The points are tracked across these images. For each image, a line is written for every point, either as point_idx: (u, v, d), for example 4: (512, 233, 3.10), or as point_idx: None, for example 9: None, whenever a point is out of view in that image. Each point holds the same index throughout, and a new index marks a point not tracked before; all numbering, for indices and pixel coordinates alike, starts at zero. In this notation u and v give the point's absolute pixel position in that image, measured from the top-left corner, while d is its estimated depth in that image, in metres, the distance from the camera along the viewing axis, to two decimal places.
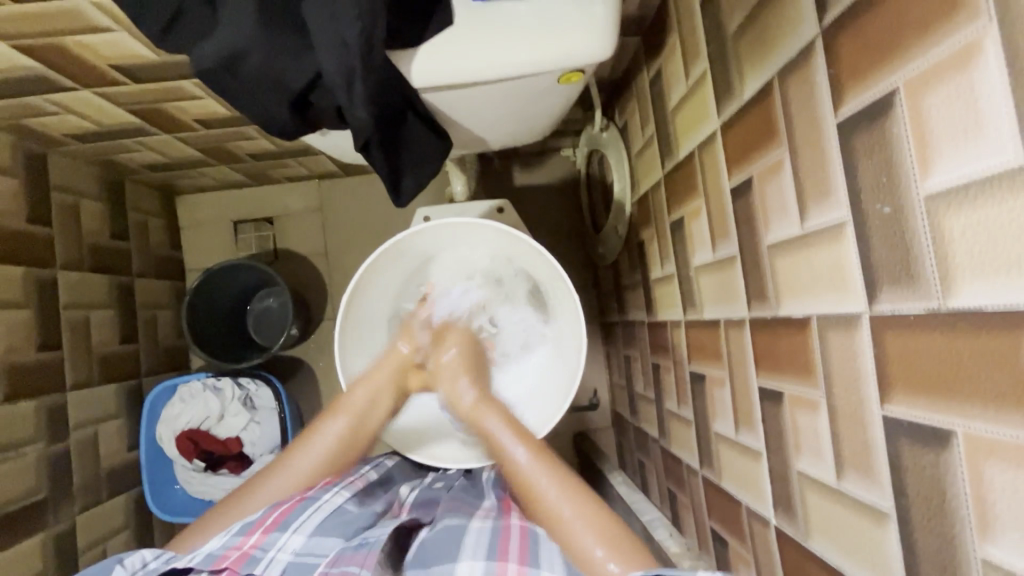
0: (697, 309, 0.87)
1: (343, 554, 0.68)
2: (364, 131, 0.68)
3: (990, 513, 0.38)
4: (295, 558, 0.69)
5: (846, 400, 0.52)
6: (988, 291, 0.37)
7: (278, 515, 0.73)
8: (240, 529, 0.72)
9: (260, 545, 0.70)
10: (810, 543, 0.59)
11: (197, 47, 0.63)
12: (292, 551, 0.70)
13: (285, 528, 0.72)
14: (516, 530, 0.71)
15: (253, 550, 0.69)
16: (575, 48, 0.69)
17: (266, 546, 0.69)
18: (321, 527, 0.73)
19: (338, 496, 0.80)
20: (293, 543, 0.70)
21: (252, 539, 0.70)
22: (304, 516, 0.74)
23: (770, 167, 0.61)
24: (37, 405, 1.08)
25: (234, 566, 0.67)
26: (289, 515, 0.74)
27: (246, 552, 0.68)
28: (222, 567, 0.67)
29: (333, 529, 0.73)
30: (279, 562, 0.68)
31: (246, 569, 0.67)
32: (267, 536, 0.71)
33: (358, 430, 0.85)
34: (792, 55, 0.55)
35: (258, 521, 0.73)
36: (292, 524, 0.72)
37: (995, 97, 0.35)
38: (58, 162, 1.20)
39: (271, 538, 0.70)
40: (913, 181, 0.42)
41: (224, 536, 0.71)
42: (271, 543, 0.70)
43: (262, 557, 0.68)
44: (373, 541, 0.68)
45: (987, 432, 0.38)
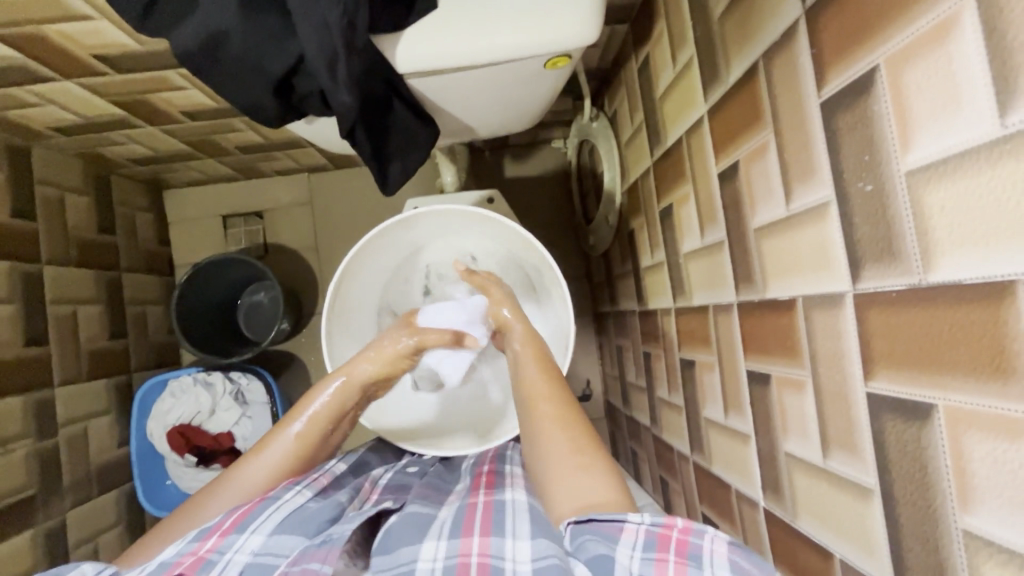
0: (686, 295, 0.87)
1: (305, 552, 0.65)
2: (348, 117, 0.68)
3: (970, 484, 0.39)
4: (253, 559, 0.66)
5: (831, 379, 0.52)
6: (967, 265, 0.37)
7: (236, 518, 0.70)
8: (196, 534, 0.69)
9: (216, 548, 0.66)
10: (797, 522, 0.60)
11: (179, 32, 0.62)
12: (251, 552, 0.66)
13: (243, 530, 0.68)
14: (481, 506, 0.70)
15: (208, 554, 0.65)
16: (561, 33, 0.69)
17: (223, 549, 0.66)
18: (282, 526, 0.70)
19: (301, 495, 0.76)
20: (251, 544, 0.67)
21: (207, 543, 0.67)
22: (263, 516, 0.70)
23: (756, 150, 0.61)
24: (25, 401, 1.07)
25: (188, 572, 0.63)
26: (247, 516, 0.70)
27: (200, 557, 0.65)
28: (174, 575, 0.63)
29: (294, 526, 0.70)
30: (236, 564, 0.65)
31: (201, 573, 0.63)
32: (223, 540, 0.67)
33: (324, 432, 0.82)
34: (776, 36, 0.55)
35: (215, 525, 0.70)
36: (250, 525, 0.69)
37: (973, 69, 0.35)
38: (41, 155, 1.19)
39: (228, 541, 0.67)
40: (895, 158, 0.42)
41: (179, 544, 0.67)
42: (228, 546, 0.66)
43: (218, 560, 0.65)
44: (336, 537, 0.67)
45: (967, 404, 0.38)
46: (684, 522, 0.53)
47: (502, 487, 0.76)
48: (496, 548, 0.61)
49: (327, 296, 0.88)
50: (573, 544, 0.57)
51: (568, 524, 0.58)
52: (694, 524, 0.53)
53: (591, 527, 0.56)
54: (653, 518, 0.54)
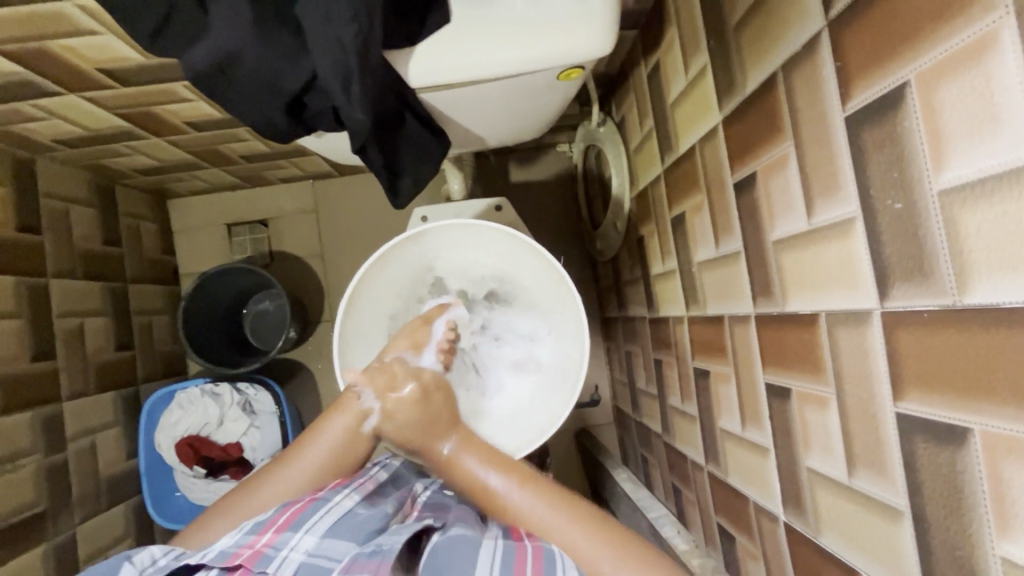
0: (701, 305, 0.86)
1: (355, 560, 0.60)
2: (361, 133, 0.67)
3: (1010, 512, 0.38)
4: (308, 559, 0.62)
5: (858, 397, 0.51)
6: (1006, 288, 0.36)
7: (290, 514, 0.67)
8: (250, 528, 0.66)
9: (272, 544, 0.63)
10: (821, 540, 0.59)
11: (189, 51, 0.62)
12: (305, 551, 0.63)
13: (297, 528, 0.65)
14: (530, 549, 0.62)
15: (265, 549, 0.62)
16: (575, 44, 0.68)
17: (278, 546, 0.63)
18: (334, 530, 0.66)
19: (348, 498, 0.72)
20: (306, 543, 0.64)
21: (264, 538, 0.64)
22: (317, 516, 0.67)
23: (775, 162, 0.60)
24: (33, 416, 1.06)
25: (246, 565, 0.61)
26: (302, 513, 0.67)
27: (258, 550, 0.62)
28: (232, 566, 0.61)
29: (345, 531, 0.66)
30: (291, 562, 0.61)
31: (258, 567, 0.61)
32: (279, 536, 0.64)
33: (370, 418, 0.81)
34: (796, 48, 0.54)
35: (270, 519, 0.66)
36: (305, 523, 0.66)
37: (1013, 90, 0.34)
38: (46, 167, 1.18)
39: (283, 538, 0.64)
40: (927, 176, 0.41)
41: (235, 534, 0.65)
42: (283, 543, 0.63)
43: (274, 556, 0.62)
44: (387, 548, 0.61)
45: (1005, 430, 0.37)
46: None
47: (551, 522, 0.70)
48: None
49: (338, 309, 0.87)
50: None
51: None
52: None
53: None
54: None
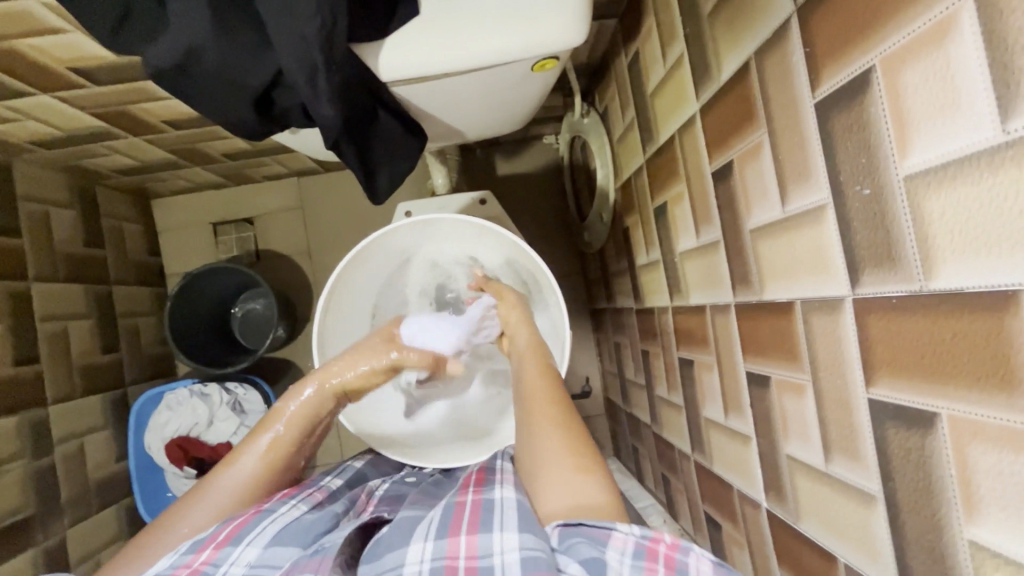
0: (683, 294, 0.86)
1: (297, 562, 0.61)
2: (333, 130, 0.66)
3: (975, 495, 0.38)
4: (249, 571, 0.62)
5: (832, 385, 0.51)
6: (969, 273, 0.36)
7: (231, 529, 0.66)
8: (188, 547, 0.64)
9: (211, 561, 0.62)
10: (801, 525, 0.60)
11: (152, 49, 0.61)
12: (246, 564, 0.62)
13: (239, 542, 0.64)
14: (468, 505, 0.64)
15: (204, 567, 0.61)
16: (548, 35, 0.67)
17: (218, 561, 0.62)
18: (278, 538, 0.66)
19: (296, 508, 0.72)
20: (247, 556, 0.63)
21: (202, 555, 0.62)
22: (258, 528, 0.66)
23: (751, 149, 0.60)
24: (18, 420, 1.06)
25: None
26: (242, 528, 0.66)
27: (195, 570, 0.61)
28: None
29: (290, 538, 0.66)
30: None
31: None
32: (218, 553, 0.63)
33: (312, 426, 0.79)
34: (767, 35, 0.54)
35: (210, 537, 0.65)
36: (245, 537, 0.65)
37: (972, 74, 0.34)
38: (24, 170, 1.16)
39: (223, 554, 0.63)
40: (892, 162, 0.41)
41: (171, 557, 0.63)
42: (223, 559, 0.62)
43: (213, 574, 0.61)
44: (329, 546, 0.62)
45: (970, 414, 0.37)
46: (668, 539, 0.53)
47: (491, 484, 0.71)
48: (485, 549, 0.56)
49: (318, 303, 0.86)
50: (562, 545, 0.55)
51: (556, 527, 0.57)
52: (681, 540, 0.53)
53: (580, 530, 0.55)
54: (642, 529, 0.54)
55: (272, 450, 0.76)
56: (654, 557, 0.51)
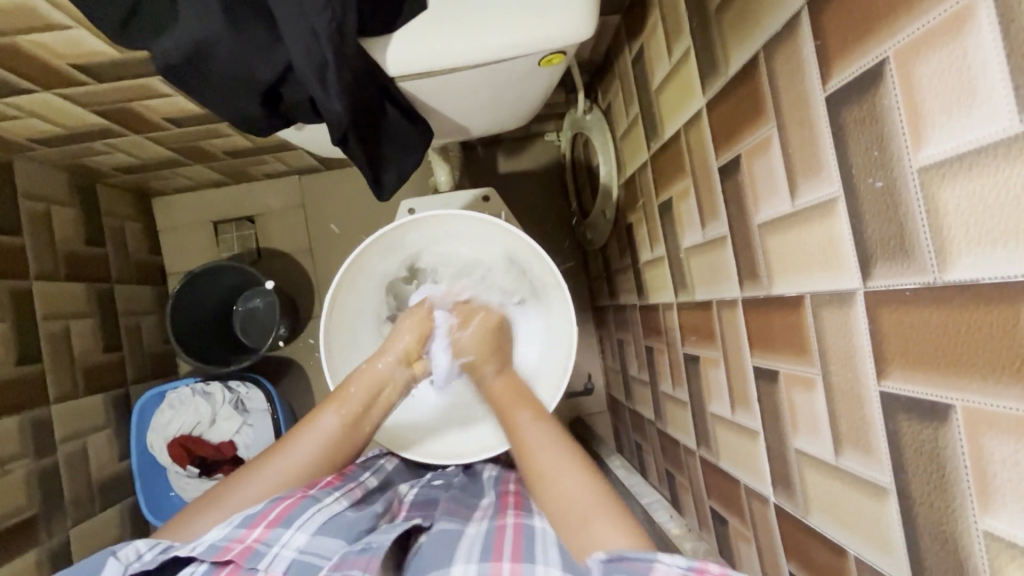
0: (689, 290, 0.86)
1: (345, 557, 0.63)
2: (341, 125, 0.66)
3: (991, 486, 0.38)
4: (299, 555, 0.65)
5: (843, 378, 0.51)
6: (985, 264, 0.36)
7: (281, 510, 0.70)
8: (242, 521, 0.68)
9: (263, 539, 0.66)
10: (810, 519, 0.60)
11: (160, 45, 0.60)
12: (297, 548, 0.66)
13: (289, 525, 0.68)
14: (510, 531, 0.68)
15: (256, 545, 0.65)
16: (555, 30, 0.67)
17: (270, 541, 0.66)
18: (324, 527, 0.69)
19: (338, 502, 0.74)
20: (296, 540, 0.66)
21: (254, 533, 0.66)
22: (308, 514, 0.70)
23: (759, 144, 0.60)
24: (21, 420, 1.05)
25: (239, 560, 0.64)
26: (292, 511, 0.70)
27: (249, 545, 0.65)
28: (224, 561, 0.64)
29: (337, 529, 0.69)
30: (282, 559, 0.64)
31: (250, 562, 0.63)
32: (269, 532, 0.67)
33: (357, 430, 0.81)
34: (776, 29, 0.54)
35: (261, 514, 0.69)
36: (296, 521, 0.68)
37: (989, 64, 0.34)
38: (25, 168, 1.16)
39: (275, 534, 0.67)
40: (906, 154, 0.41)
41: (225, 528, 0.68)
42: (275, 539, 0.66)
43: (265, 552, 0.65)
44: (376, 546, 0.64)
45: (986, 406, 0.38)
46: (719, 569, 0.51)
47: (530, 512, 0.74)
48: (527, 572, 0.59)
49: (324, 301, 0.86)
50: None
51: (600, 561, 0.54)
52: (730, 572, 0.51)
53: (623, 564, 0.53)
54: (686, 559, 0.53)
55: (327, 434, 0.79)
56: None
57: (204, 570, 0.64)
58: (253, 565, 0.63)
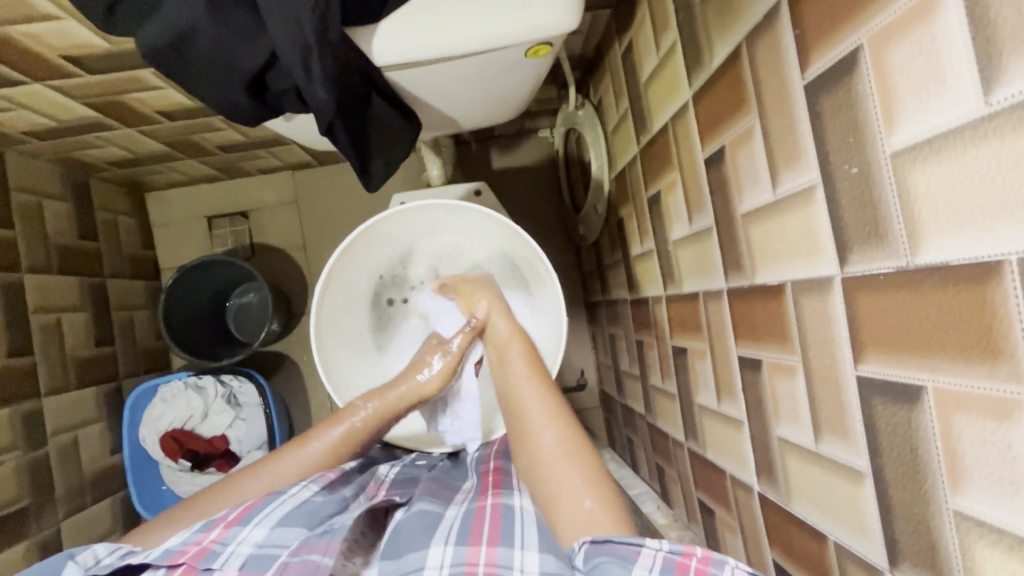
0: (677, 283, 0.86)
1: (305, 542, 0.64)
2: (327, 113, 0.67)
3: (961, 465, 0.39)
4: (257, 549, 0.65)
5: (822, 364, 0.52)
6: (954, 245, 0.37)
7: (240, 510, 0.70)
8: (200, 525, 0.68)
9: (221, 539, 0.66)
10: (792, 506, 0.60)
11: (147, 33, 0.61)
12: (254, 543, 0.66)
13: (247, 522, 0.68)
14: (488, 514, 0.69)
15: (213, 545, 0.65)
16: (542, 21, 0.68)
17: (226, 541, 0.66)
18: (285, 518, 0.69)
19: (307, 489, 0.74)
20: (255, 536, 0.66)
21: (212, 534, 0.67)
22: (267, 509, 0.70)
23: (742, 134, 0.60)
24: (11, 412, 1.05)
25: (193, 561, 0.63)
26: (252, 509, 0.70)
27: (205, 547, 0.65)
28: (177, 564, 0.63)
29: (297, 519, 0.69)
30: (239, 556, 0.64)
31: (205, 563, 0.63)
32: (227, 531, 0.67)
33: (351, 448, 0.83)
34: (757, 19, 0.55)
35: (220, 516, 0.69)
36: (254, 518, 0.69)
37: (955, 48, 0.35)
38: (16, 162, 1.16)
39: (231, 533, 0.67)
40: (880, 139, 0.42)
41: (185, 532, 0.68)
42: (232, 538, 0.66)
43: (221, 551, 0.65)
44: (338, 527, 0.67)
45: (955, 386, 0.38)
46: (703, 552, 0.53)
47: (509, 489, 0.76)
48: (503, 563, 0.61)
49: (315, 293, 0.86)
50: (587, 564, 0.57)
51: (584, 544, 0.58)
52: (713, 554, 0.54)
53: (607, 547, 0.57)
54: (672, 544, 0.55)
55: (329, 447, 0.81)
56: (687, 572, 0.53)
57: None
58: (206, 567, 0.63)
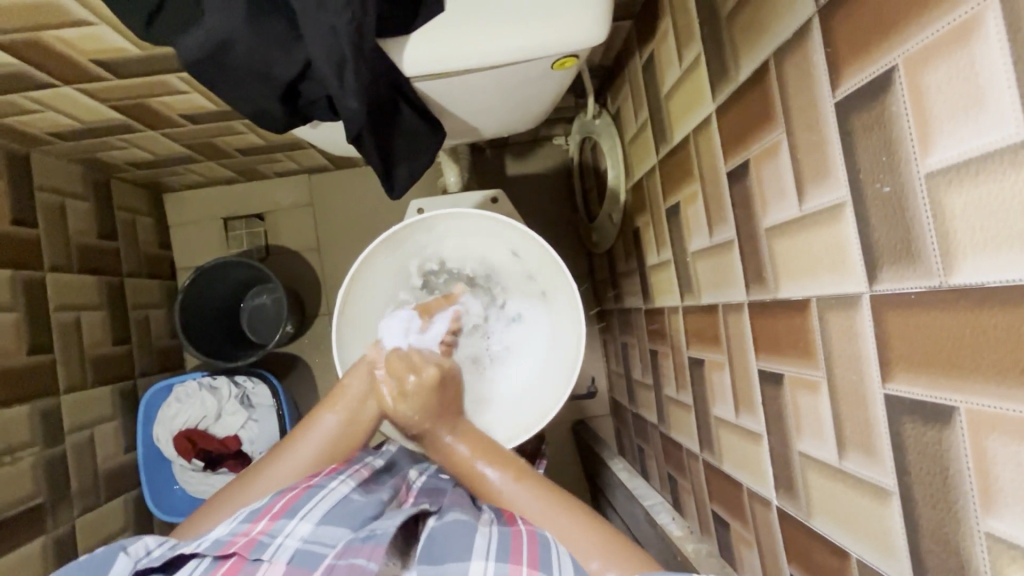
0: (695, 294, 0.87)
1: (350, 545, 0.64)
2: (356, 122, 0.67)
3: (993, 487, 0.39)
4: (303, 545, 0.65)
5: (847, 380, 0.52)
6: (990, 267, 0.37)
7: (286, 501, 0.70)
8: (246, 515, 0.69)
9: (267, 531, 0.66)
10: (812, 523, 0.60)
11: (183, 40, 0.62)
12: (300, 538, 0.66)
13: (293, 515, 0.68)
14: (526, 537, 0.66)
15: (260, 536, 0.66)
16: (568, 34, 0.69)
17: (273, 533, 0.66)
18: (329, 516, 0.70)
19: (345, 484, 0.76)
20: (301, 530, 0.67)
21: (259, 525, 0.67)
22: (312, 503, 0.71)
23: (768, 149, 0.61)
24: (31, 409, 1.07)
25: (242, 552, 0.64)
26: (297, 500, 0.71)
27: (253, 538, 0.65)
28: (228, 553, 0.64)
29: (340, 518, 0.70)
30: (287, 549, 0.65)
31: (254, 553, 0.64)
32: (274, 523, 0.67)
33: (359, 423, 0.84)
34: (786, 36, 0.55)
35: (266, 507, 0.70)
36: (300, 511, 0.69)
37: (996, 73, 0.35)
38: (41, 161, 1.18)
39: (278, 526, 0.67)
40: (913, 159, 0.42)
41: (231, 523, 0.68)
42: (278, 531, 0.67)
43: (270, 543, 0.65)
44: (380, 533, 0.66)
45: (989, 408, 0.38)
46: None
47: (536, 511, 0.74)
48: None
49: (334, 315, 0.90)
50: None
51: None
52: None
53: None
54: None
55: (329, 433, 0.83)
56: None
57: (207, 564, 0.64)
58: (256, 557, 0.63)
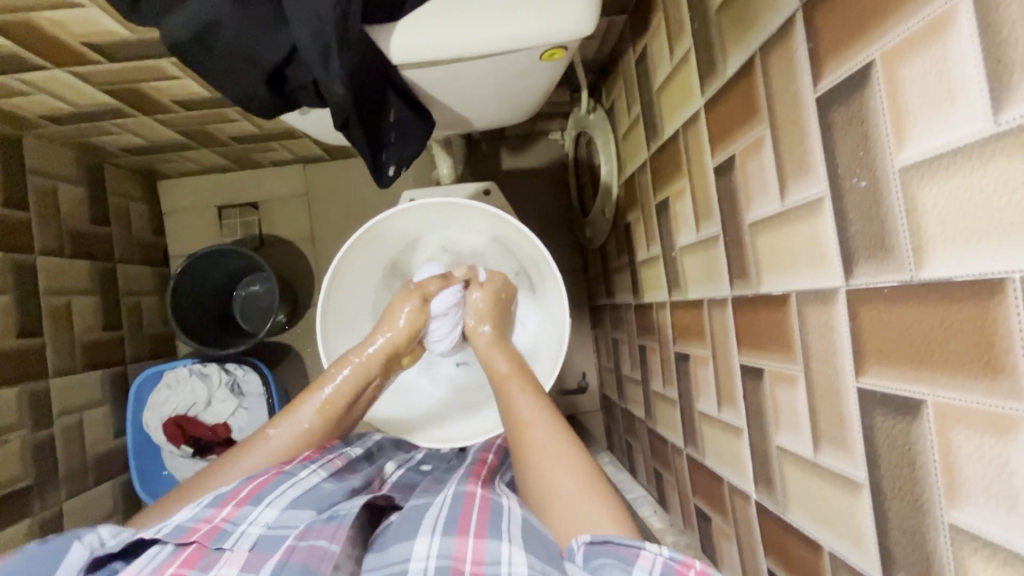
0: (682, 288, 0.87)
1: (311, 527, 0.64)
2: (343, 107, 0.68)
3: (957, 479, 0.39)
4: (268, 530, 0.65)
5: (823, 374, 0.52)
6: (957, 261, 0.37)
7: (252, 488, 0.70)
8: (211, 501, 0.68)
9: (231, 518, 0.66)
10: (788, 516, 0.60)
11: (170, 24, 0.62)
12: (264, 524, 0.66)
13: (258, 502, 0.69)
14: (477, 502, 0.68)
15: (223, 524, 0.65)
16: (557, 27, 0.69)
17: (238, 520, 0.66)
18: (295, 502, 0.70)
19: (315, 474, 0.76)
20: (266, 517, 0.67)
21: (223, 512, 0.66)
22: (278, 491, 0.71)
23: (752, 144, 0.61)
24: (19, 391, 1.07)
25: (203, 540, 0.63)
26: (263, 489, 0.71)
27: (216, 525, 0.65)
28: (189, 540, 0.63)
29: (306, 503, 0.70)
30: (250, 536, 0.64)
31: (216, 542, 0.63)
32: (238, 510, 0.67)
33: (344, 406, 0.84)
34: (771, 32, 0.55)
35: (232, 493, 0.69)
36: (265, 499, 0.69)
37: (967, 69, 0.35)
38: (33, 145, 1.18)
39: (243, 513, 0.67)
40: (888, 155, 0.42)
41: (195, 508, 0.68)
42: (243, 517, 0.66)
43: (232, 531, 0.64)
44: (344, 513, 0.66)
45: (953, 401, 0.39)
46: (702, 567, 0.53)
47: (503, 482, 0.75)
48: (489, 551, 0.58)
49: (318, 301, 0.89)
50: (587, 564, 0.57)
51: (582, 543, 0.59)
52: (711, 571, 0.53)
53: (607, 548, 0.57)
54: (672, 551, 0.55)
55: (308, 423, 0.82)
56: None
57: (168, 551, 0.62)
58: (218, 545, 0.62)
